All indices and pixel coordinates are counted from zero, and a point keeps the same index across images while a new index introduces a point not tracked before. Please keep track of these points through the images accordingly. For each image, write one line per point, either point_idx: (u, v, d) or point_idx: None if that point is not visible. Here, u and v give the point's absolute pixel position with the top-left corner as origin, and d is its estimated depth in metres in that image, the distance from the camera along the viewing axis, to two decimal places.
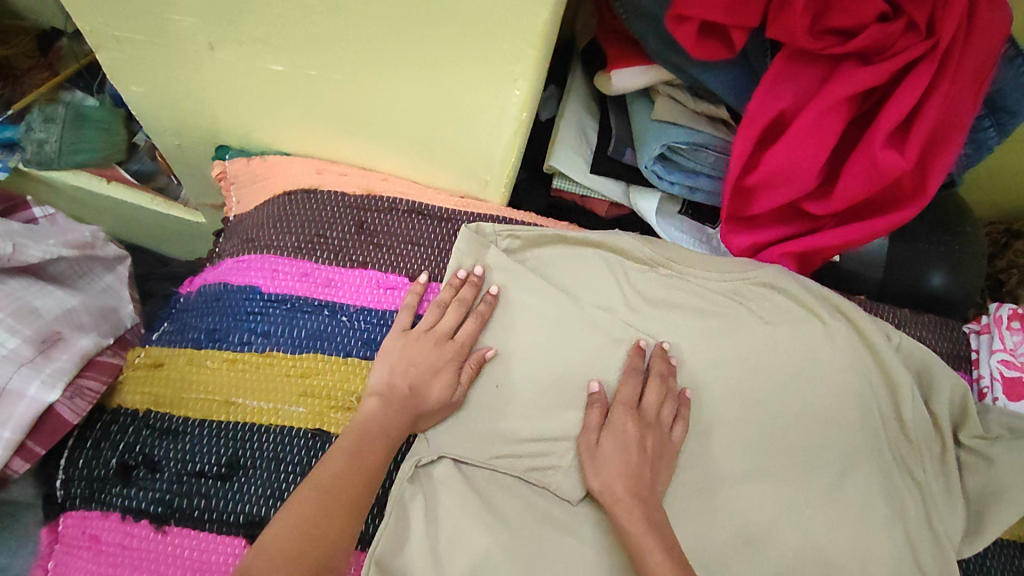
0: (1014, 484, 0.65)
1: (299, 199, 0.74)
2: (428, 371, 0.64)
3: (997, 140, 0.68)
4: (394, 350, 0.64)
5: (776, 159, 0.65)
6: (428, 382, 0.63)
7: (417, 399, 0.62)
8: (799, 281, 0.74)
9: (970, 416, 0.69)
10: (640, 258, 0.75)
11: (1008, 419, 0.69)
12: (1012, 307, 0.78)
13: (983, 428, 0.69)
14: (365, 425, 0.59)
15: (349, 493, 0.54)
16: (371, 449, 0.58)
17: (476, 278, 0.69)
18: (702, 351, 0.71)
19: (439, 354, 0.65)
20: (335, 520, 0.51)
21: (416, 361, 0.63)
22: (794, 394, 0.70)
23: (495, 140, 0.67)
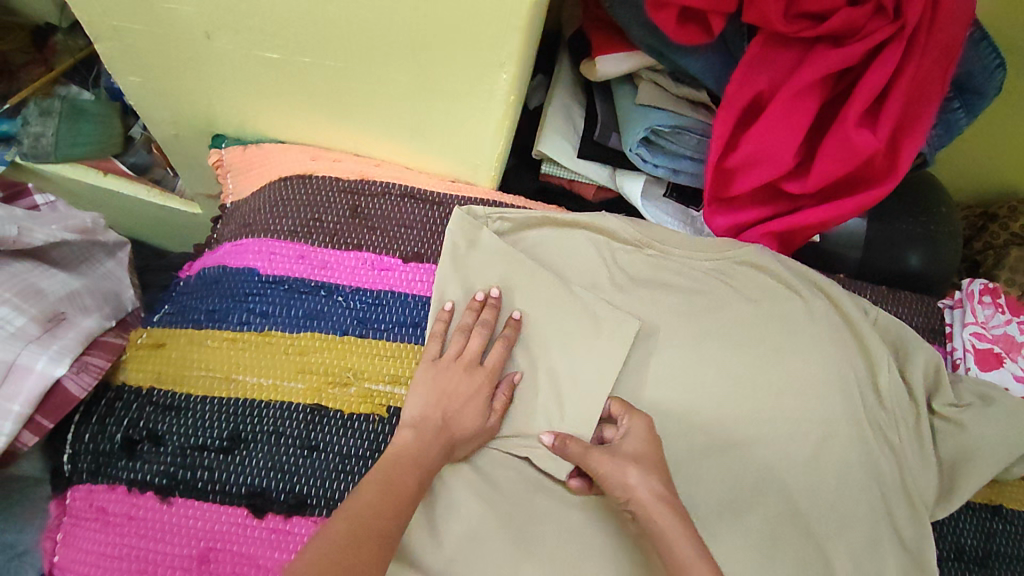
0: (984, 449, 0.69)
1: (295, 184, 0.76)
2: (460, 398, 0.64)
3: (966, 120, 0.71)
4: (425, 380, 0.64)
5: (755, 140, 0.67)
6: (460, 412, 0.63)
7: (450, 428, 0.62)
8: (777, 259, 0.77)
9: (942, 385, 0.72)
10: (626, 239, 0.78)
11: (980, 388, 0.73)
12: (984, 283, 0.82)
13: (955, 396, 0.72)
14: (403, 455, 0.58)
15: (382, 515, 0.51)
16: (403, 477, 0.56)
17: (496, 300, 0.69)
18: (687, 327, 0.74)
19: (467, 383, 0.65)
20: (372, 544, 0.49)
21: (451, 392, 0.63)
22: (775, 368, 0.73)
23: (484, 125, 0.69)
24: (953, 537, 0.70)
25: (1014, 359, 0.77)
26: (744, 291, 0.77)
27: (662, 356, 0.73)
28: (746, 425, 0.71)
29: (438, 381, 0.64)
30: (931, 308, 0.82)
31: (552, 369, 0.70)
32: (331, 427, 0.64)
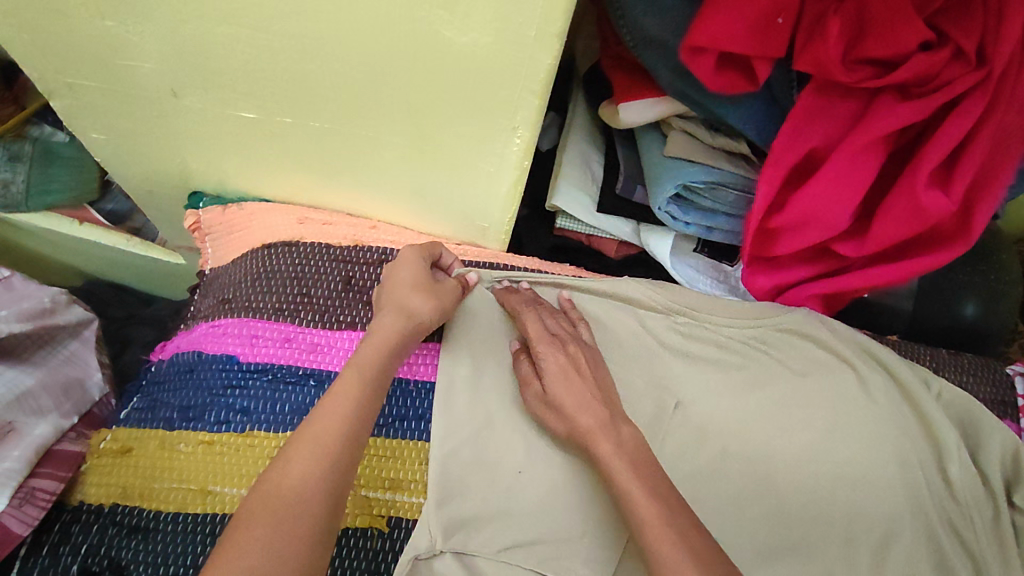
0: None
1: (279, 254, 0.67)
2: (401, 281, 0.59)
3: None
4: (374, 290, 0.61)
5: (804, 202, 0.59)
6: (408, 284, 0.59)
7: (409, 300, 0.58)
8: (825, 326, 0.68)
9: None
10: (655, 306, 0.69)
11: None
12: None
13: None
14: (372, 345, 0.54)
15: (341, 424, 0.47)
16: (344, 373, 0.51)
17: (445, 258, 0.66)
18: (730, 409, 0.65)
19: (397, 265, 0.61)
20: (307, 475, 0.44)
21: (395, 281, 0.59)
22: (830, 456, 0.64)
23: (493, 188, 0.61)
24: None
25: None
26: (789, 363, 0.67)
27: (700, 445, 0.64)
28: (796, 521, 0.61)
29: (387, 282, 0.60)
30: (1001, 375, 0.72)
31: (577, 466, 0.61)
32: None
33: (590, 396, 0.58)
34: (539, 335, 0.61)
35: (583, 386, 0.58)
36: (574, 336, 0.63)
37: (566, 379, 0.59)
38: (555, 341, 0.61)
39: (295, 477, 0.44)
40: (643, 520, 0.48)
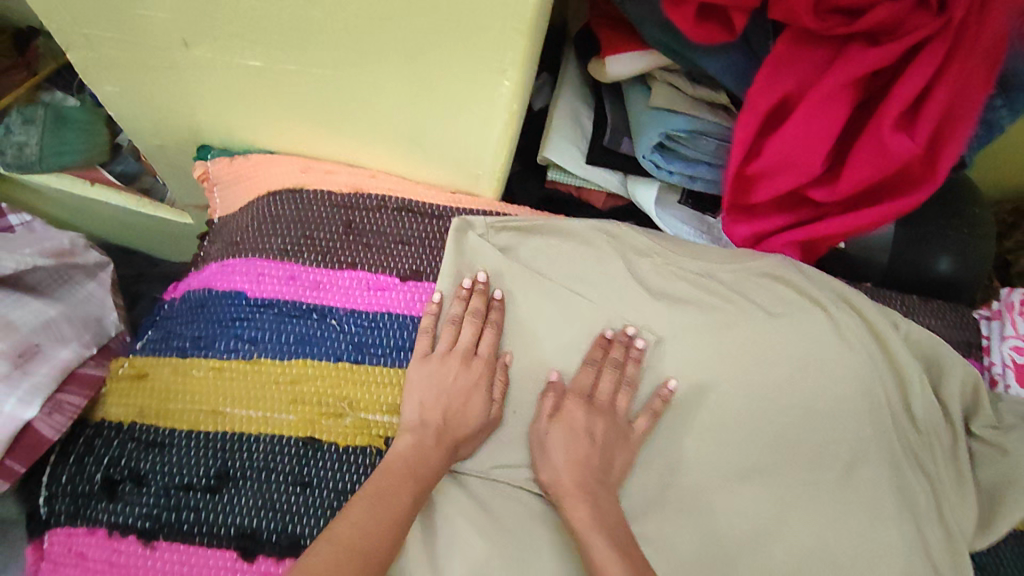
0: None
1: (284, 200, 0.71)
2: (459, 393, 0.62)
3: (1009, 120, 0.65)
4: (421, 377, 0.63)
5: (779, 146, 0.62)
6: (457, 412, 0.61)
7: (448, 428, 0.61)
8: (800, 270, 0.72)
9: (982, 404, 0.66)
10: (640, 249, 0.72)
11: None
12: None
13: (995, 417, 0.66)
14: (396, 463, 0.57)
15: (388, 527, 0.52)
16: (397, 493, 0.54)
17: (483, 286, 0.66)
18: (706, 345, 0.69)
19: (462, 375, 0.63)
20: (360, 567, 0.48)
21: (446, 389, 0.62)
22: (800, 385, 0.68)
23: (486, 134, 0.64)
24: (992, 569, 0.63)
25: None
26: (765, 304, 0.71)
27: (680, 378, 0.68)
28: (769, 452, 0.66)
29: (435, 383, 0.62)
30: (969, 317, 0.74)
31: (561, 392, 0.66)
32: (325, 461, 0.60)
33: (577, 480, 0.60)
34: (579, 391, 0.65)
35: (580, 447, 0.62)
36: (613, 407, 0.65)
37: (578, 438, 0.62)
38: (592, 404, 0.65)
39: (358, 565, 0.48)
40: None
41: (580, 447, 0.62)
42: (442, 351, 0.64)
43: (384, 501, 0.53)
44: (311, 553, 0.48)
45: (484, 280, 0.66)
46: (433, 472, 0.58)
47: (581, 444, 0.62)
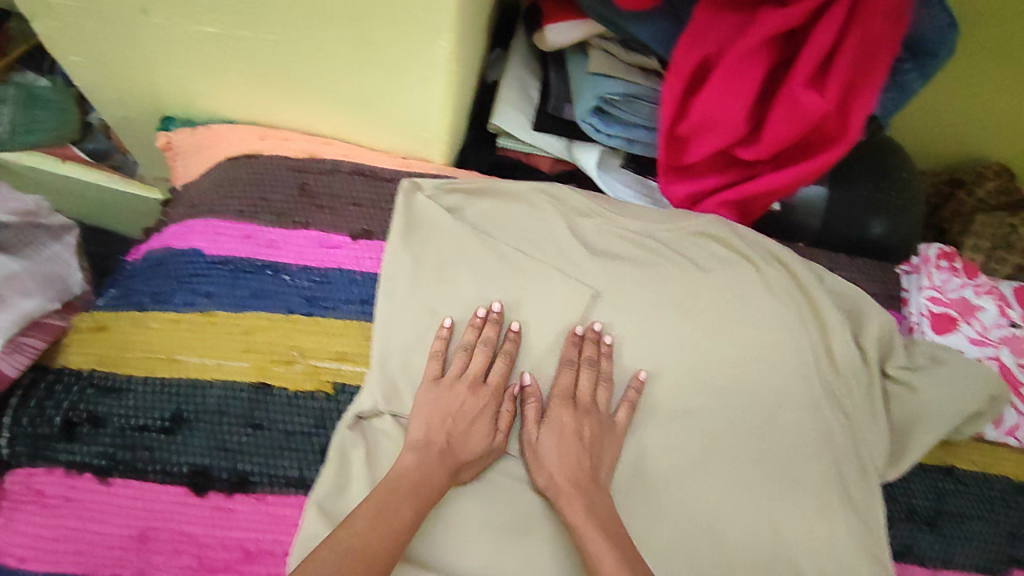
0: (938, 409, 0.67)
1: (242, 165, 0.75)
2: (464, 419, 0.62)
3: (919, 83, 0.70)
4: (427, 402, 0.63)
5: (703, 105, 0.66)
6: (464, 434, 0.61)
7: (454, 451, 0.60)
8: (733, 229, 0.75)
9: (896, 349, 0.70)
10: (582, 210, 0.75)
11: (936, 350, 0.70)
12: (943, 244, 0.77)
13: (909, 358, 0.70)
14: (402, 475, 0.57)
15: (388, 545, 0.52)
16: (399, 506, 0.55)
17: (496, 315, 0.67)
18: (643, 298, 0.72)
19: (469, 403, 0.63)
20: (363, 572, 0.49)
21: (455, 411, 0.62)
22: (728, 334, 0.72)
23: (431, 96, 0.68)
24: (902, 497, 0.69)
25: (969, 323, 0.73)
26: (699, 262, 0.75)
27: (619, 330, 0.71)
28: (709, 404, 0.69)
29: (441, 405, 0.62)
30: (892, 273, 0.79)
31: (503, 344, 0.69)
32: (276, 405, 0.64)
33: (566, 479, 0.61)
34: (563, 394, 0.66)
35: (564, 451, 0.63)
36: (595, 405, 0.66)
37: (564, 440, 0.63)
38: (576, 407, 0.65)
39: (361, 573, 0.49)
40: None
41: (569, 451, 0.62)
42: (450, 378, 0.64)
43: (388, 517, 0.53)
44: (312, 556, 0.49)
45: (497, 310, 0.67)
46: (435, 488, 0.58)
47: (569, 446, 0.63)
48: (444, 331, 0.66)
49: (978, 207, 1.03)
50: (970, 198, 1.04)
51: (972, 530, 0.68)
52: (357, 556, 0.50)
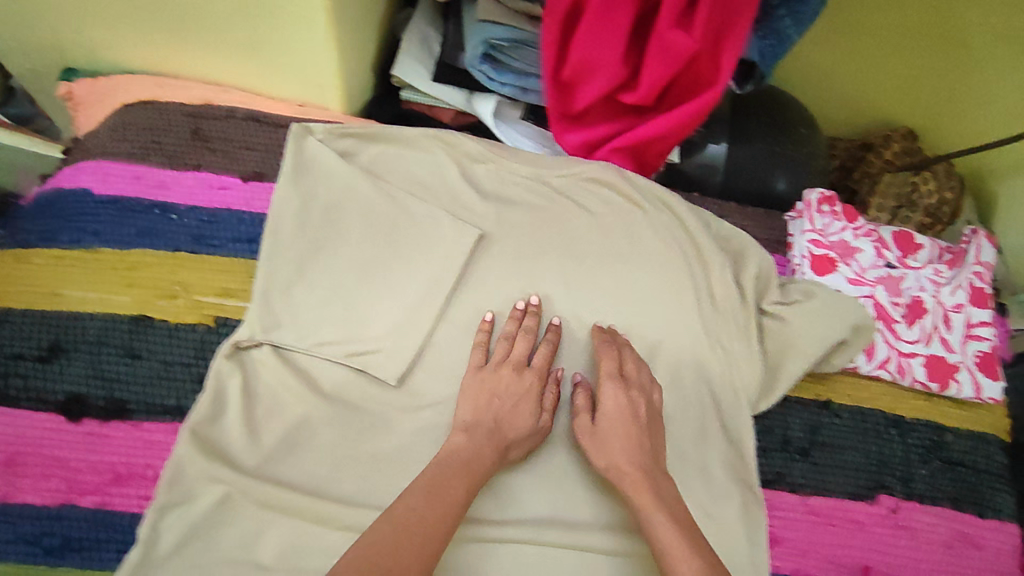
0: (805, 338, 0.70)
1: (137, 110, 0.75)
2: (509, 402, 0.62)
3: (794, 30, 0.71)
4: (473, 384, 0.63)
5: (580, 48, 0.67)
6: (508, 417, 0.61)
7: (501, 430, 0.61)
8: (623, 175, 0.77)
9: (771, 285, 0.73)
10: (476, 155, 0.76)
11: (808, 285, 0.73)
12: (824, 188, 0.79)
13: (782, 294, 0.73)
14: (451, 456, 0.57)
15: (440, 520, 0.50)
16: (452, 483, 0.54)
17: (536, 308, 0.68)
18: (530, 240, 0.74)
19: (513, 384, 0.63)
20: (422, 545, 0.47)
21: (499, 395, 0.62)
22: (610, 272, 0.74)
23: (314, 37, 0.68)
24: (777, 426, 0.71)
25: (848, 264, 0.76)
26: (588, 206, 0.77)
27: (510, 272, 0.72)
28: None
29: (489, 389, 0.63)
30: (779, 221, 0.82)
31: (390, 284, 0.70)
32: (156, 337, 0.65)
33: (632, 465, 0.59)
34: (611, 375, 0.64)
35: (612, 432, 0.61)
36: (641, 382, 0.65)
37: (611, 420, 0.62)
38: (626, 385, 0.64)
39: (419, 545, 0.47)
40: None
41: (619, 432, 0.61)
42: (496, 362, 0.65)
43: (432, 496, 0.51)
44: (371, 529, 0.48)
45: (536, 302, 0.69)
46: (482, 472, 0.57)
47: (625, 424, 0.62)
48: (488, 324, 0.67)
49: (886, 167, 1.06)
50: (879, 160, 1.07)
51: (843, 459, 0.71)
52: (405, 532, 0.48)
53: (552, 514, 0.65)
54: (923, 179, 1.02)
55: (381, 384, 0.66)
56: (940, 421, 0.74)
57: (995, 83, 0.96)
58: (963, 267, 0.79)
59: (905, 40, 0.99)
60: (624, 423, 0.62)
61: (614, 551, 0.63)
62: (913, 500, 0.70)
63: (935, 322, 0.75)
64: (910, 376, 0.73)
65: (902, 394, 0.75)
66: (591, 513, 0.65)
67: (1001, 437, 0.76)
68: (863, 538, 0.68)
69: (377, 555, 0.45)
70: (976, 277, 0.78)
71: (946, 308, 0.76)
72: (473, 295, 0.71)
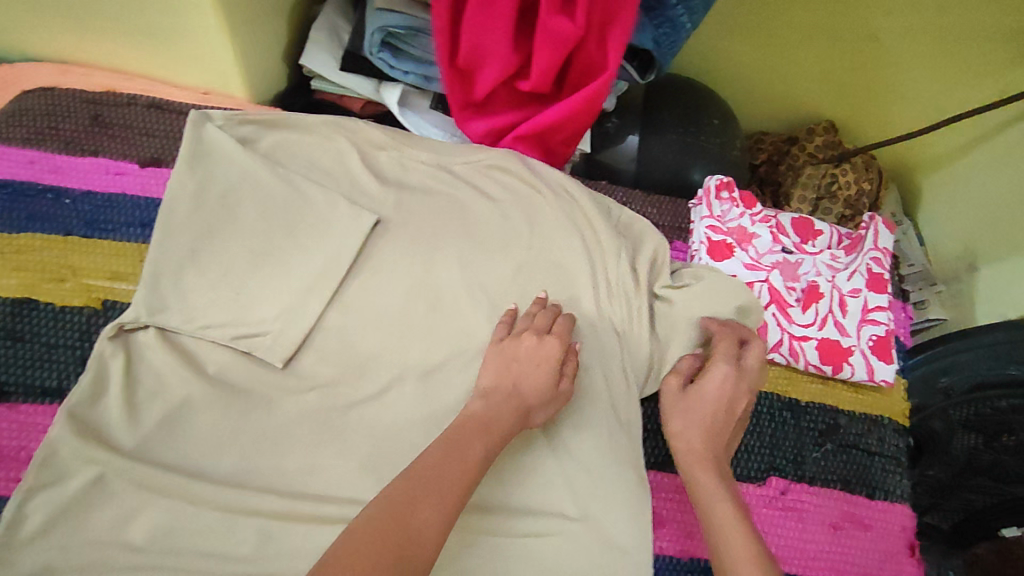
0: (689, 319, 0.72)
1: (34, 96, 0.74)
2: (529, 364, 0.61)
3: (687, 17, 0.72)
4: (494, 355, 0.63)
5: (468, 36, 0.67)
6: (532, 381, 0.60)
7: (521, 393, 0.59)
8: (524, 163, 0.78)
9: (661, 273, 0.75)
10: (376, 142, 0.77)
11: (696, 270, 0.75)
12: (722, 175, 0.80)
13: (672, 279, 0.75)
14: (467, 422, 0.55)
15: (457, 484, 0.50)
16: (471, 444, 0.53)
17: (542, 299, 0.70)
18: (428, 225, 0.74)
19: (533, 347, 0.62)
20: (436, 505, 0.47)
21: (518, 359, 0.61)
22: (508, 256, 0.75)
23: (202, 24, 0.67)
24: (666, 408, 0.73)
25: (744, 249, 0.77)
26: (489, 193, 0.77)
27: (410, 257, 0.73)
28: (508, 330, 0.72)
29: (512, 355, 0.62)
30: (683, 208, 0.84)
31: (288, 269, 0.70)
32: (39, 319, 0.65)
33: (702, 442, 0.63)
34: (727, 356, 0.67)
35: (709, 403, 0.64)
36: (749, 371, 0.67)
37: (710, 394, 0.65)
38: (738, 370, 0.66)
39: (434, 506, 0.47)
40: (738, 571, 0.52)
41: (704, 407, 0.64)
42: (514, 335, 0.65)
43: (459, 457, 0.51)
44: (389, 486, 0.48)
45: (544, 296, 0.71)
46: (506, 431, 0.56)
47: (711, 399, 0.65)
48: (511, 312, 0.68)
49: (809, 161, 1.09)
50: (802, 153, 1.09)
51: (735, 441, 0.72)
52: (414, 498, 0.47)
53: (494, 490, 0.66)
54: (842, 171, 1.04)
55: (269, 368, 0.67)
56: (834, 404, 0.75)
57: (904, 81, 1.02)
58: (862, 252, 0.80)
59: (818, 38, 1.01)
60: (717, 396, 0.65)
61: (525, 530, 0.64)
62: (803, 482, 0.71)
63: (830, 306, 0.76)
64: (802, 359, 0.74)
65: (797, 376, 0.76)
66: (504, 494, 0.66)
67: (898, 421, 0.77)
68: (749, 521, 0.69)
69: (397, 517, 0.45)
70: (873, 262, 0.79)
71: (842, 293, 0.77)
72: (371, 281, 0.71)
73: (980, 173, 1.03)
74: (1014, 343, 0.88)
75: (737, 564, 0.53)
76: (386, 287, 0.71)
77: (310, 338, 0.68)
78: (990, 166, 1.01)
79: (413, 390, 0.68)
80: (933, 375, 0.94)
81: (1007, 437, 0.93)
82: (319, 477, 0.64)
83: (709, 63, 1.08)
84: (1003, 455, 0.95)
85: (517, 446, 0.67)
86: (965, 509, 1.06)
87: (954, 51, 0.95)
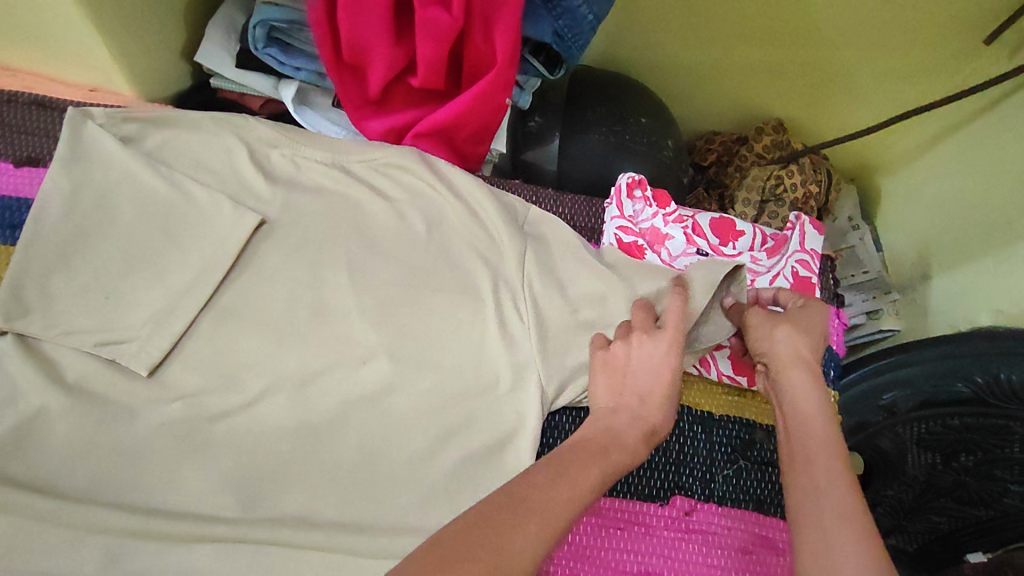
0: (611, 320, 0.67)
1: None
2: (636, 374, 0.57)
3: (586, 9, 0.68)
4: (613, 370, 0.59)
5: (346, 27, 0.64)
6: (651, 390, 0.56)
7: (639, 408, 0.55)
8: (425, 161, 0.73)
9: (589, 269, 0.69)
10: (265, 140, 0.72)
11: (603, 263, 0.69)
12: (633, 173, 0.78)
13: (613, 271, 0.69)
14: (594, 438, 0.52)
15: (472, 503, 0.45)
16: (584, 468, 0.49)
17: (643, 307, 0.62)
18: (315, 224, 0.69)
19: (642, 354, 0.58)
20: (535, 524, 0.43)
21: (633, 369, 0.58)
22: (399, 258, 0.70)
23: (69, 19, 0.65)
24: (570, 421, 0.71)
25: (656, 251, 0.74)
26: (386, 192, 0.72)
27: (294, 261, 0.68)
28: (392, 333, 0.67)
29: (622, 365, 0.59)
30: (599, 208, 0.81)
31: (163, 273, 0.66)
32: None
33: (812, 353, 0.58)
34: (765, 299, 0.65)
35: (804, 324, 0.60)
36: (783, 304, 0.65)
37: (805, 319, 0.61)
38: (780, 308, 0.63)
39: (516, 505, 0.44)
40: (821, 516, 0.48)
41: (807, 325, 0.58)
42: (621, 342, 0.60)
43: None
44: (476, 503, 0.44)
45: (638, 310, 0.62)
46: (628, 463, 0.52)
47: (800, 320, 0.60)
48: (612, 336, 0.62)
49: (756, 162, 1.03)
50: (750, 153, 1.03)
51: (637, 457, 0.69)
52: None
53: (425, 514, 0.61)
54: (788, 172, 0.99)
55: (135, 376, 0.63)
56: (749, 419, 0.71)
57: (858, 78, 0.96)
58: (786, 254, 0.75)
59: (763, 36, 0.94)
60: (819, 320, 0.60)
61: (396, 551, 0.59)
62: (711, 503, 0.68)
63: None
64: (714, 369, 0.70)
65: (708, 387, 0.72)
66: (380, 513, 0.61)
67: None
68: (648, 543, 0.66)
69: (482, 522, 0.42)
70: (798, 265, 0.75)
71: None
72: (252, 286, 0.68)
73: (931, 175, 0.98)
74: (956, 357, 0.82)
75: (820, 492, 0.49)
76: (268, 291, 0.68)
77: (181, 346, 0.65)
78: (946, 165, 0.95)
79: (285, 401, 0.64)
80: (874, 393, 0.88)
81: (965, 457, 0.87)
82: (176, 494, 0.60)
83: (650, 60, 1.02)
84: (964, 476, 0.89)
85: (404, 461, 0.63)
86: (931, 532, 0.99)
87: (906, 43, 0.89)
